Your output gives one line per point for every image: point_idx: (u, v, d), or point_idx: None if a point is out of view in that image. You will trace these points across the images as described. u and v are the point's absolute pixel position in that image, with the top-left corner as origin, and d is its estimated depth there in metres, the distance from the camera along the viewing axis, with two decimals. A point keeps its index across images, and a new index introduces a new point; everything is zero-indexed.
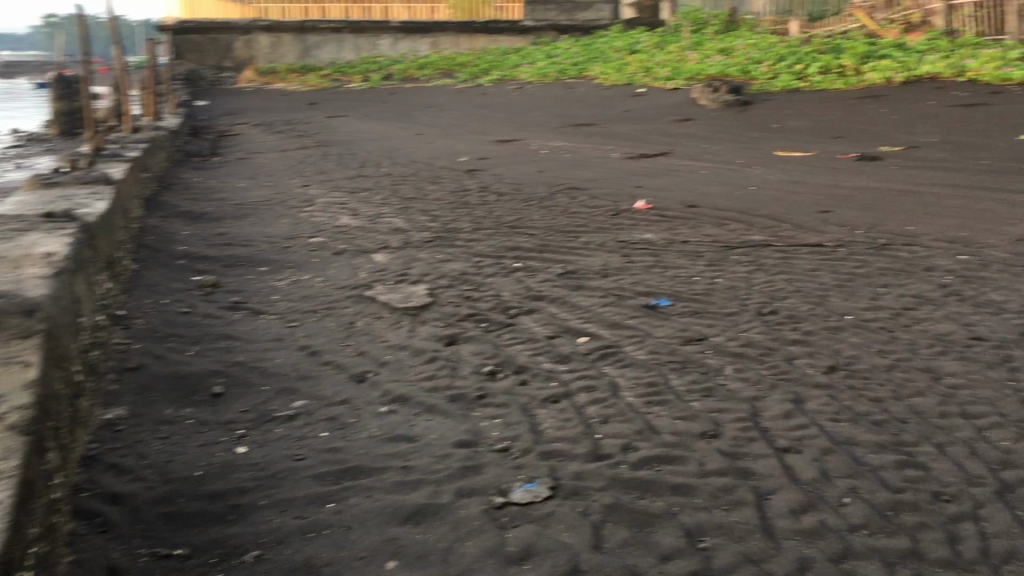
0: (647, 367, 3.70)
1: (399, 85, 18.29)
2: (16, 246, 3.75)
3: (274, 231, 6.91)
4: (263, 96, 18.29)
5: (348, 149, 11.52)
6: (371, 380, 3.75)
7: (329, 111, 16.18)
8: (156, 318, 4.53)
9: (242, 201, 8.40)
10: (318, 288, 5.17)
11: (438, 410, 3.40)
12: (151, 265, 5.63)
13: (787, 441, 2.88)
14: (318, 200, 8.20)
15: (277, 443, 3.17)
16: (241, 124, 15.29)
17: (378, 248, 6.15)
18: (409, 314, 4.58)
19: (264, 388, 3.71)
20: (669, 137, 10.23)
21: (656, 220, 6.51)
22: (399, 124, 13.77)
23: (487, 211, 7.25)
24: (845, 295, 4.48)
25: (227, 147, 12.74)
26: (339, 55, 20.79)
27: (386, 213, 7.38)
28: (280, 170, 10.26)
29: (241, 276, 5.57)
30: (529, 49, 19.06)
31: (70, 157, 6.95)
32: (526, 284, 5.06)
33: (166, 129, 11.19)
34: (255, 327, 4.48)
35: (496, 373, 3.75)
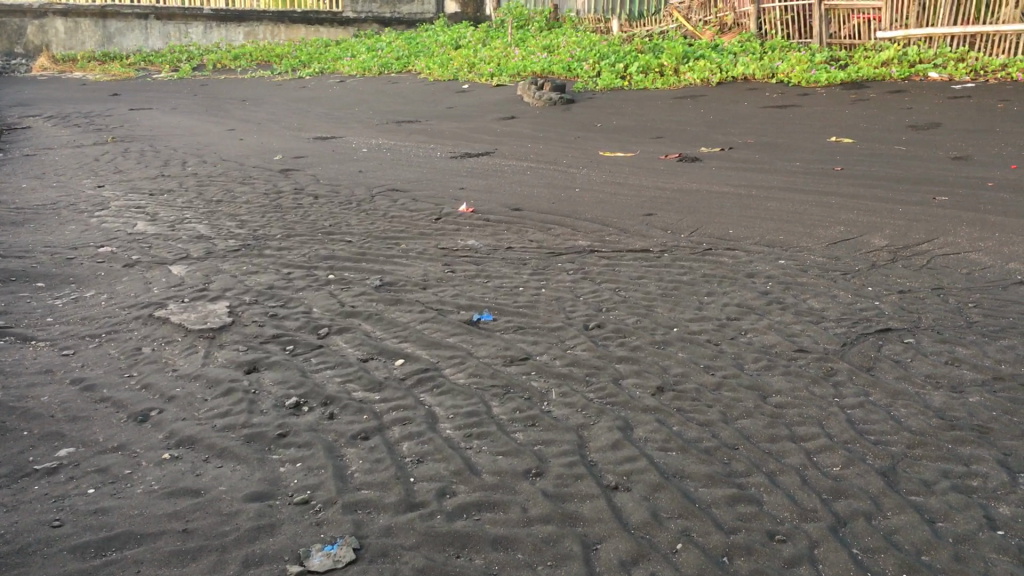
0: (468, 394, 3.42)
1: (212, 76, 17.32)
2: None
3: (57, 239, 6.19)
4: (59, 86, 16.86)
5: (151, 145, 10.70)
6: (155, 419, 3.28)
7: (133, 103, 15.06)
8: None
9: (24, 203, 7.55)
10: (103, 307, 4.59)
11: (230, 454, 2.99)
12: None
13: (615, 476, 2.66)
14: (112, 203, 7.47)
15: (29, 506, 2.67)
16: (32, 116, 13.98)
17: (177, 258, 5.60)
18: (204, 338, 4.11)
19: (22, 433, 3.17)
20: (493, 136, 10.03)
21: (480, 225, 6.27)
22: (211, 119, 12.95)
23: (301, 215, 6.79)
24: (670, 305, 4.36)
25: (14, 142, 11.56)
26: (146, 42, 19.48)
27: (189, 218, 6.79)
28: (71, 168, 9.34)
29: (12, 294, 4.90)
30: (350, 42, 18.50)
31: None
32: (339, 299, 4.68)
33: None
34: (21, 357, 3.88)
35: (302, 406, 3.38)
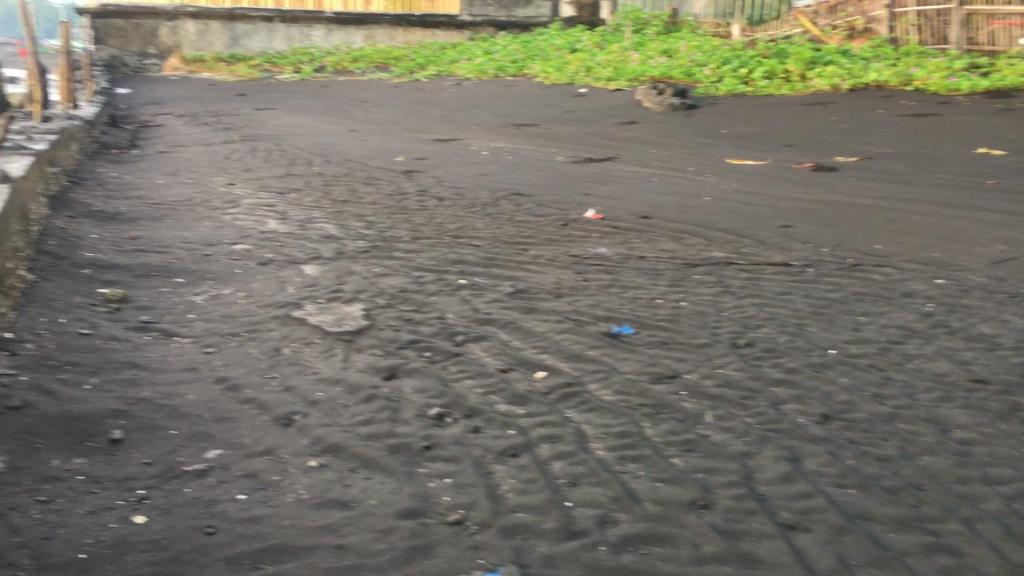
0: (617, 412, 3.26)
1: (332, 78, 17.65)
2: None
3: (193, 236, 6.31)
4: (188, 86, 17.44)
5: (277, 144, 10.89)
6: (299, 423, 3.23)
7: (257, 103, 15.42)
8: (50, 342, 3.89)
9: (160, 199, 7.75)
10: (241, 305, 4.61)
11: (377, 465, 2.92)
12: (48, 274, 4.98)
13: (792, 515, 2.54)
14: (243, 201, 7.59)
15: (182, 509, 2.63)
16: (163, 115, 14.46)
17: (309, 258, 5.61)
18: (342, 340, 4.06)
19: (171, 432, 3.16)
20: (615, 141, 9.84)
21: (610, 232, 6.11)
22: (332, 119, 13.14)
23: (427, 218, 6.75)
24: (823, 324, 4.12)
25: (147, 139, 11.96)
26: (270, 45, 19.99)
27: (318, 217, 6.82)
28: (203, 166, 9.57)
29: (154, 289, 4.98)
30: (466, 45, 18.58)
31: None
32: (473, 305, 4.58)
33: (79, 119, 10.44)
34: (165, 354, 3.91)
35: (445, 417, 3.28)
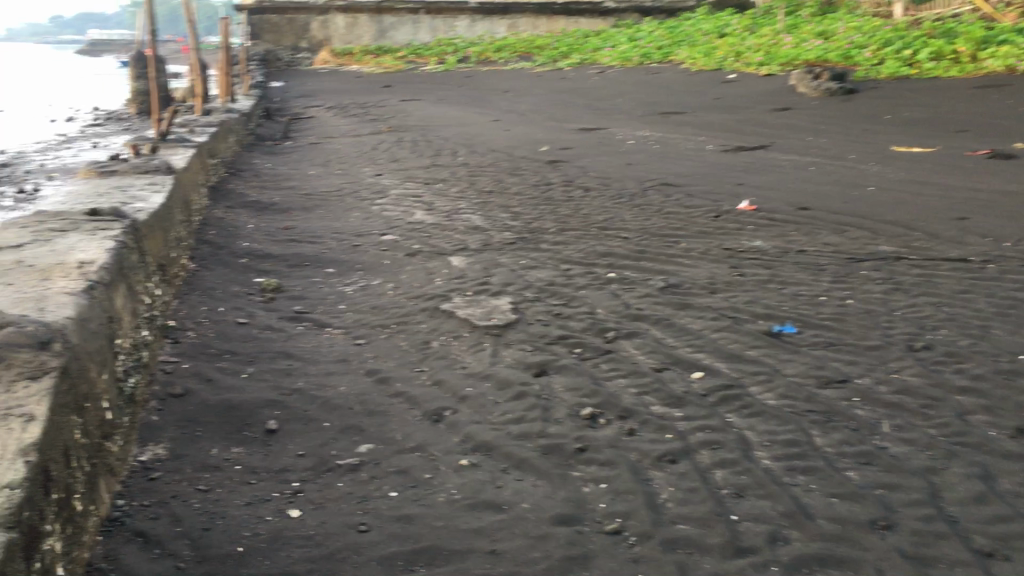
0: (782, 418, 3.05)
1: (476, 68, 17.75)
2: (50, 252, 3.21)
3: (343, 226, 6.39)
4: (338, 79, 17.93)
5: (423, 135, 11.01)
6: (450, 420, 3.18)
7: (403, 95, 15.69)
8: (209, 331, 3.98)
9: (312, 190, 7.94)
10: (390, 297, 4.61)
11: (529, 467, 2.82)
12: (208, 264, 5.13)
13: (987, 542, 2.31)
14: (391, 191, 7.67)
15: (335, 505, 2.60)
16: (315, 107, 14.89)
17: (456, 249, 5.58)
18: (490, 335, 3.98)
19: (324, 424, 3.16)
20: (767, 128, 9.44)
21: (766, 224, 5.82)
22: (477, 110, 13.19)
23: (574, 209, 6.63)
24: (1010, 327, 3.76)
25: (300, 132, 12.33)
26: (415, 37, 20.34)
27: (464, 208, 6.81)
28: (352, 157, 9.76)
29: (306, 279, 5.05)
30: (611, 32, 18.34)
31: (131, 142, 6.52)
32: (624, 299, 4.43)
33: (237, 112, 10.83)
34: (318, 345, 3.93)
35: (598, 417, 3.16)
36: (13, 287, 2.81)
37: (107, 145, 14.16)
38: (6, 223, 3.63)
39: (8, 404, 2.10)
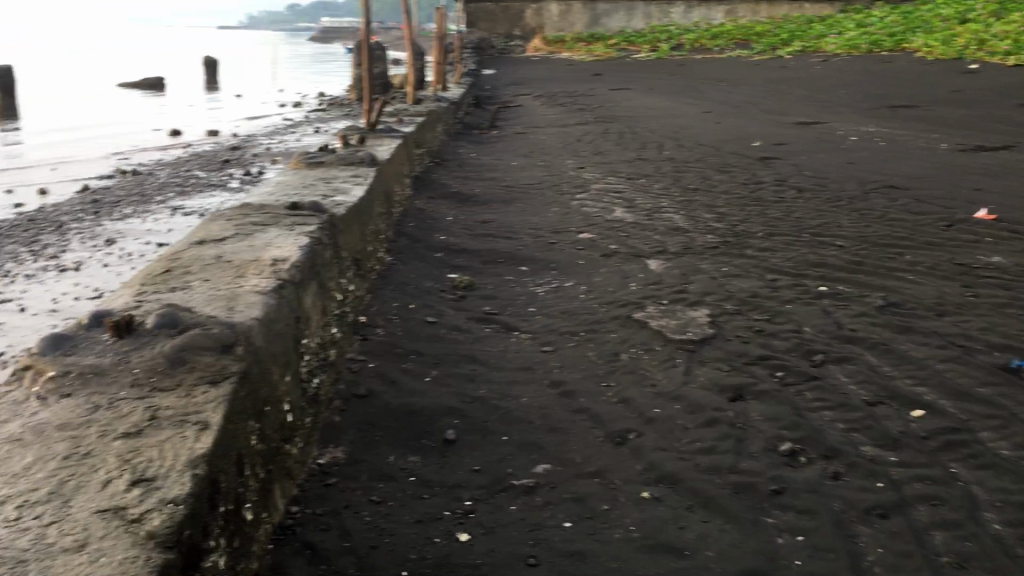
0: (1020, 478, 2.64)
1: (691, 59, 17.32)
2: (248, 247, 3.27)
3: (541, 222, 6.30)
4: (550, 70, 18.04)
5: (630, 126, 10.79)
6: (634, 444, 2.97)
7: (614, 84, 15.56)
8: (398, 329, 3.97)
9: (514, 182, 7.91)
10: (581, 301, 4.45)
11: (716, 507, 2.58)
12: (404, 257, 5.16)
13: None
14: (592, 186, 7.51)
15: (506, 531, 2.48)
16: (524, 95, 15.02)
17: (655, 252, 5.35)
18: (684, 350, 3.73)
19: (503, 438, 3.04)
20: (1014, 126, 8.51)
21: (1007, 237, 5.19)
22: (688, 100, 12.82)
23: (785, 211, 6.21)
24: None
25: (507, 120, 12.44)
26: (628, 23, 21.78)
27: (666, 207, 6.55)
28: (556, 148, 9.70)
29: (499, 277, 4.99)
30: (837, 19, 17.50)
31: (341, 132, 6.69)
32: (835, 318, 4.05)
33: (447, 101, 11.01)
34: (504, 349, 3.84)
35: (798, 455, 2.86)
36: (210, 282, 2.86)
37: (328, 131, 14.85)
38: (214, 214, 3.75)
39: (186, 409, 2.06)
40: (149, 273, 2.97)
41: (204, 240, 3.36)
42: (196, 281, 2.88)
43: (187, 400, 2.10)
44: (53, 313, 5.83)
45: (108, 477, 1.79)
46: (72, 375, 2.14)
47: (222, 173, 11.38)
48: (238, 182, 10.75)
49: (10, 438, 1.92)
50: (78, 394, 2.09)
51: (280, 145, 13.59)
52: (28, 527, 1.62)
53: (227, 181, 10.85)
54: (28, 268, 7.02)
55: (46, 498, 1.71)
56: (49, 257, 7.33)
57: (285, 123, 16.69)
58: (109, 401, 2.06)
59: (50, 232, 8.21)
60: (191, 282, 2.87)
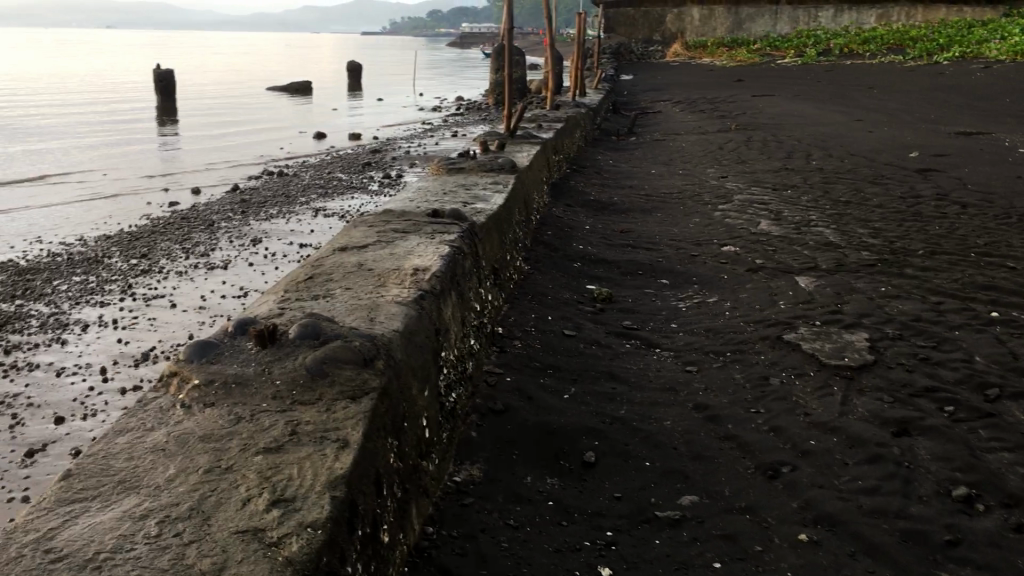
0: None
1: (839, 67, 16.73)
2: (390, 256, 3.23)
3: (682, 233, 6.09)
4: (691, 77, 17.81)
5: (774, 134, 10.44)
6: (788, 479, 2.76)
7: (757, 90, 15.18)
8: (536, 341, 3.86)
9: (654, 190, 7.73)
10: (727, 318, 4.24)
11: (883, 557, 2.35)
12: (542, 266, 5.06)
13: None
14: (736, 196, 7.25)
15: (650, 569, 2.32)
16: (664, 101, 14.81)
17: (805, 268, 5.07)
18: (841, 377, 3.48)
19: (645, 464, 2.88)
20: None
21: None
22: (837, 108, 12.33)
23: (947, 228, 5.81)
24: None
25: (646, 126, 12.26)
26: (774, 27, 21.70)
27: (816, 221, 6.24)
28: (697, 156, 9.46)
29: (639, 289, 4.83)
30: (1001, 23, 16.54)
31: (481, 137, 6.67)
32: (1011, 348, 3.71)
33: (586, 107, 10.91)
34: (646, 367, 3.68)
35: (976, 503, 2.59)
36: (352, 291, 2.82)
37: (466, 135, 14.97)
38: (356, 219, 3.75)
39: (326, 425, 2.00)
40: (293, 279, 2.97)
41: (346, 247, 3.34)
42: (338, 289, 2.85)
43: (328, 416, 2.04)
44: (203, 310, 6.00)
45: (248, 495, 1.73)
46: (216, 385, 2.12)
47: (363, 175, 11.61)
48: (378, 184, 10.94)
49: (154, 447, 1.89)
50: (221, 405, 2.06)
51: (419, 148, 13.79)
52: (168, 544, 1.57)
53: (368, 183, 11.05)
54: (180, 264, 7.29)
55: (186, 514, 1.66)
56: (199, 255, 7.59)
57: (424, 127, 16.96)
58: (251, 414, 2.03)
59: (201, 230, 8.52)
60: (333, 291, 2.84)
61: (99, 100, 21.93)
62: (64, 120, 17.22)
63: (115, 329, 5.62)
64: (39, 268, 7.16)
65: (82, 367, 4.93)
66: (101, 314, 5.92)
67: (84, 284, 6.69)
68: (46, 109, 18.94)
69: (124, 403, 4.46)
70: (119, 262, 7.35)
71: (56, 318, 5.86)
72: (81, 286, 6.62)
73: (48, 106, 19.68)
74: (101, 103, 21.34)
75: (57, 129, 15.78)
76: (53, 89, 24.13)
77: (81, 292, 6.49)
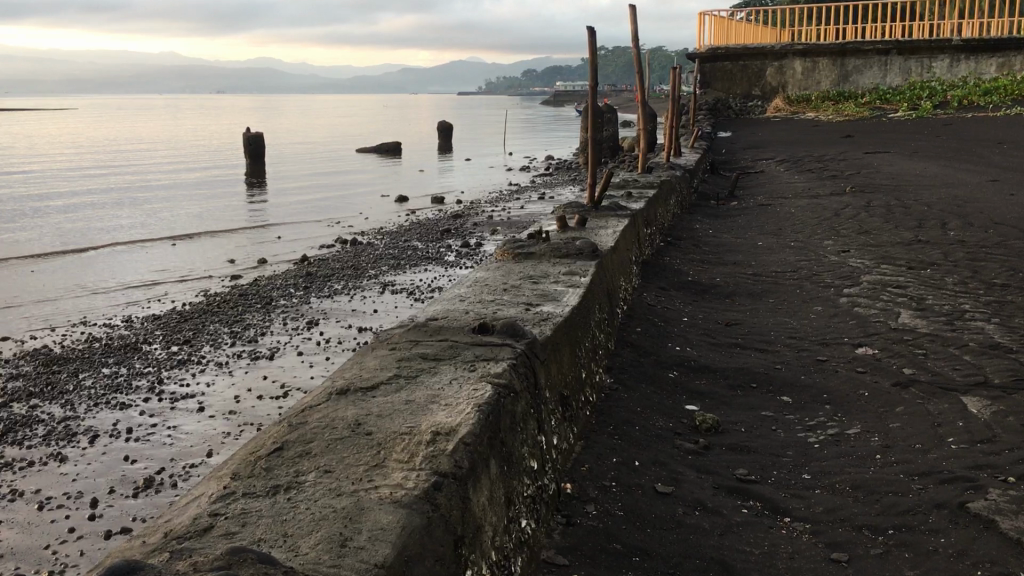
0: None
1: (959, 120, 15.43)
2: (402, 407, 2.28)
3: (803, 327, 5.00)
4: (795, 133, 16.77)
5: (897, 197, 9.28)
6: None
7: (870, 146, 14.00)
8: (618, 504, 2.83)
9: (763, 266, 6.67)
10: (879, 467, 3.14)
11: None
12: (630, 377, 4.04)
13: None
14: (862, 275, 6.14)
15: None
16: (766, 160, 13.75)
17: (973, 383, 3.92)
18: None
19: None
20: None
21: None
22: (965, 165, 11.09)
23: None
24: None
25: (748, 188, 11.21)
26: (883, 79, 20.44)
27: (970, 311, 5.07)
28: (810, 223, 8.36)
29: (754, 412, 3.76)
30: None
31: (560, 212, 5.76)
32: None
33: (681, 168, 9.93)
34: (773, 551, 2.61)
35: None
36: (328, 483, 1.87)
37: (554, 197, 14.12)
38: (375, 344, 2.83)
39: None
40: (255, 451, 2.06)
41: (348, 389, 2.42)
42: (312, 474, 1.92)
43: None
44: (230, 416, 5.11)
45: None
46: None
47: (439, 243, 10.82)
48: (452, 255, 10.07)
49: None
50: None
51: (503, 212, 13.01)
52: None
53: (444, 252, 10.21)
54: (223, 352, 6.49)
55: None
56: (247, 341, 6.79)
57: (510, 189, 16.19)
58: None
59: (257, 310, 7.76)
60: (304, 474, 1.92)
61: (190, 166, 21.95)
62: (152, 189, 17.09)
63: (126, 441, 4.78)
64: (71, 358, 6.46)
65: (71, 498, 4.11)
66: (115, 422, 5.10)
67: (111, 379, 5.93)
68: (138, 178, 18.96)
69: (99, 554, 3.56)
70: (159, 350, 6.60)
71: (66, 426, 5.07)
72: (108, 382, 5.86)
73: (142, 173, 19.77)
74: (194, 169, 21.36)
75: (140, 200, 15.60)
76: (150, 156, 24.42)
77: (106, 389, 5.73)
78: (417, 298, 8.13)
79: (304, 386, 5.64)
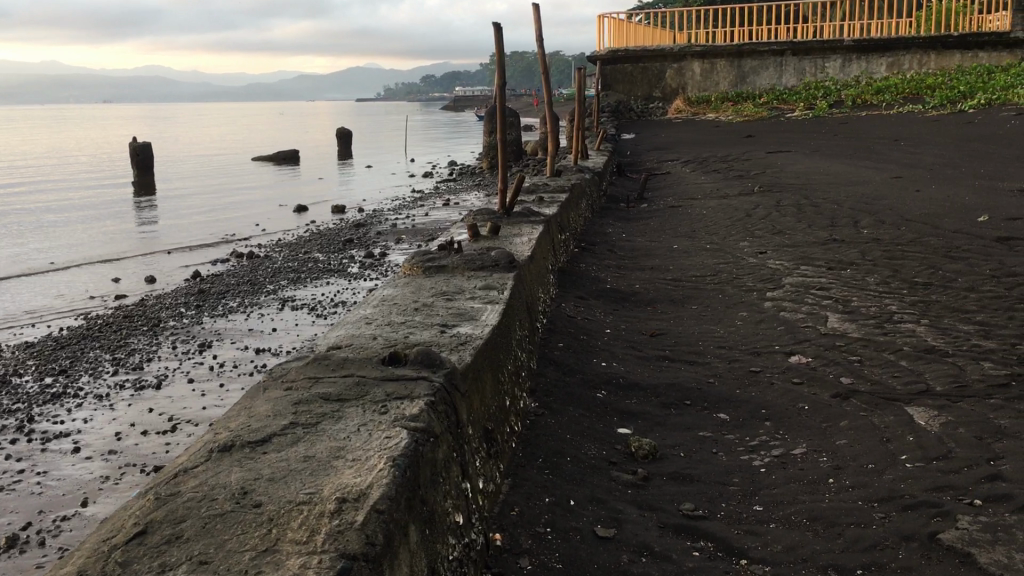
0: None
1: (856, 119, 15.63)
2: (300, 468, 1.87)
3: (731, 335, 4.75)
4: (697, 135, 16.75)
5: (806, 195, 9.21)
6: None
7: (772, 145, 14.04)
8: (555, 554, 2.48)
9: (682, 270, 6.43)
10: (834, 493, 2.86)
11: None
12: (556, 401, 3.69)
13: None
14: (783, 278, 5.94)
15: None
16: (672, 161, 13.65)
17: (917, 392, 3.71)
18: None
19: None
20: None
21: None
22: (868, 163, 11.15)
23: None
24: None
25: (657, 190, 11.03)
26: (779, 80, 20.72)
27: (897, 313, 4.90)
28: (724, 225, 8.18)
29: (693, 434, 3.45)
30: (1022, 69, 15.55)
31: (471, 221, 5.38)
32: None
33: (589, 172, 9.67)
34: None
35: None
36: None
37: (460, 204, 13.74)
38: (269, 385, 2.41)
39: None
40: (110, 539, 1.65)
41: (233, 446, 2.00)
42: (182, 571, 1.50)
43: None
44: (109, 457, 4.57)
45: None
46: None
47: (343, 254, 10.31)
48: (356, 267, 9.56)
49: None
50: None
51: (407, 220, 12.55)
52: None
53: (347, 264, 9.72)
54: (103, 383, 5.90)
55: None
56: (131, 368, 6.20)
57: (414, 196, 15.72)
58: None
59: (143, 332, 7.15)
60: (172, 568, 1.51)
61: (76, 183, 20.78)
62: (35, 210, 16.04)
63: None
64: None
65: None
66: None
67: None
68: (18, 198, 17.82)
69: None
70: (30, 383, 5.96)
71: None
72: None
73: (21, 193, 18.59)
74: (79, 185, 20.22)
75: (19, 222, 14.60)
76: (32, 173, 23.05)
77: None
78: (320, 313, 7.64)
79: (194, 418, 5.11)
